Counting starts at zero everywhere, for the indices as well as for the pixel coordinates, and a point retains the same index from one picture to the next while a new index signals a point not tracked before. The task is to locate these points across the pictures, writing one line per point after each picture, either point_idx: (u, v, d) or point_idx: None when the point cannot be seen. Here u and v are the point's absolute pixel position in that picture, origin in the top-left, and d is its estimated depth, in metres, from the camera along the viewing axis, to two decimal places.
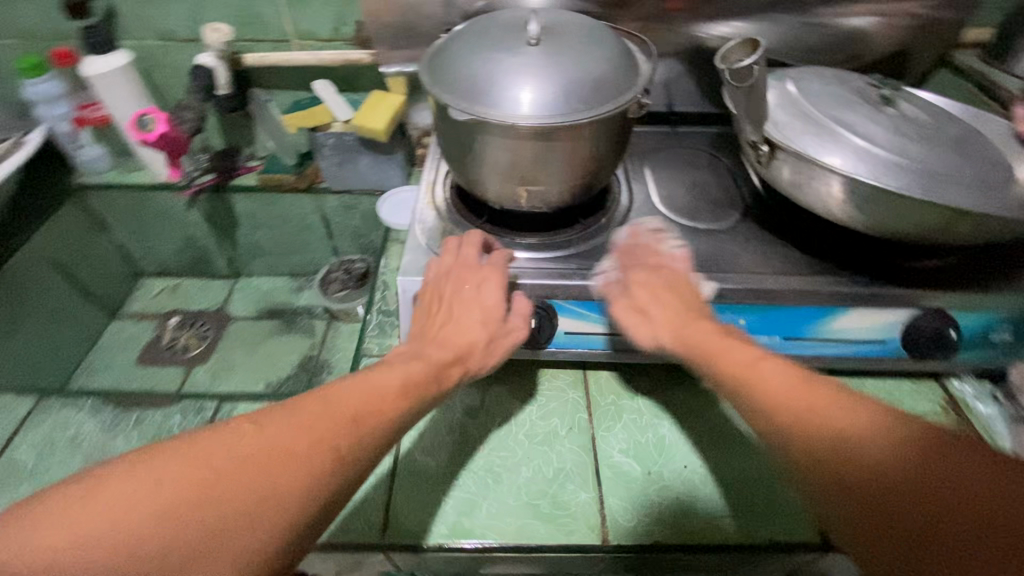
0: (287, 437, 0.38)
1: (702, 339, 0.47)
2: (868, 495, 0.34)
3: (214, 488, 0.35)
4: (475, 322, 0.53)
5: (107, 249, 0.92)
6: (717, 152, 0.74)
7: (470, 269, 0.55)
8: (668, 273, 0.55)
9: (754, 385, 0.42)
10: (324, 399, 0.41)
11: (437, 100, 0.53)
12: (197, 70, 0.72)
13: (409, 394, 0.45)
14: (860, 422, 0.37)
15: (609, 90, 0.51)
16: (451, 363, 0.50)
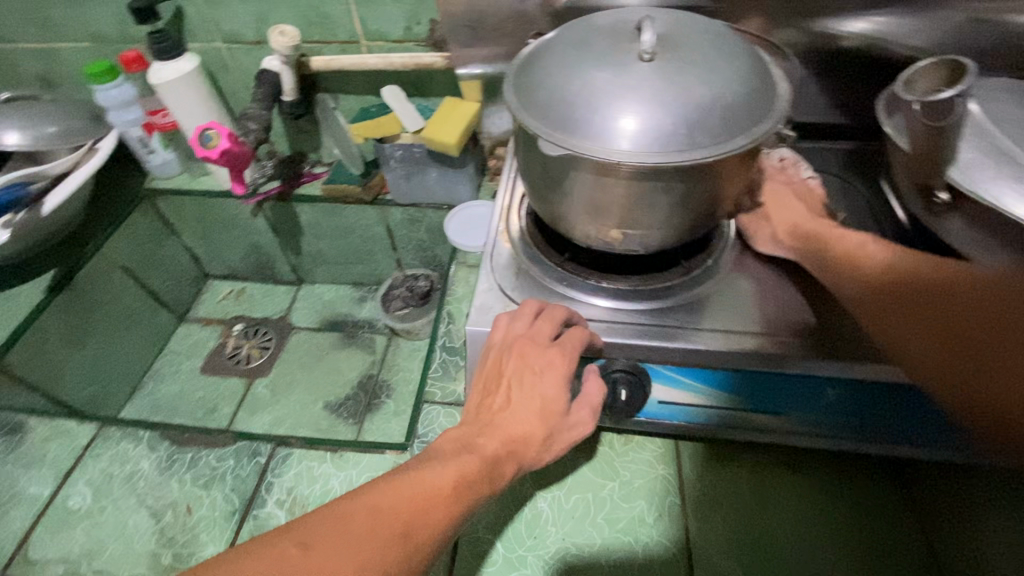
0: (334, 564, 0.30)
1: (823, 230, 0.49)
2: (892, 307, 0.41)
3: None
4: (532, 413, 0.43)
5: (177, 252, 0.91)
6: (849, 176, 0.62)
7: (538, 348, 0.45)
8: (802, 190, 0.56)
9: (832, 246, 0.48)
10: (369, 506, 0.34)
11: (525, 128, 0.45)
12: (263, 75, 0.68)
13: (462, 496, 0.37)
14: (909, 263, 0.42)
15: (741, 120, 0.41)
16: (504, 458, 0.41)
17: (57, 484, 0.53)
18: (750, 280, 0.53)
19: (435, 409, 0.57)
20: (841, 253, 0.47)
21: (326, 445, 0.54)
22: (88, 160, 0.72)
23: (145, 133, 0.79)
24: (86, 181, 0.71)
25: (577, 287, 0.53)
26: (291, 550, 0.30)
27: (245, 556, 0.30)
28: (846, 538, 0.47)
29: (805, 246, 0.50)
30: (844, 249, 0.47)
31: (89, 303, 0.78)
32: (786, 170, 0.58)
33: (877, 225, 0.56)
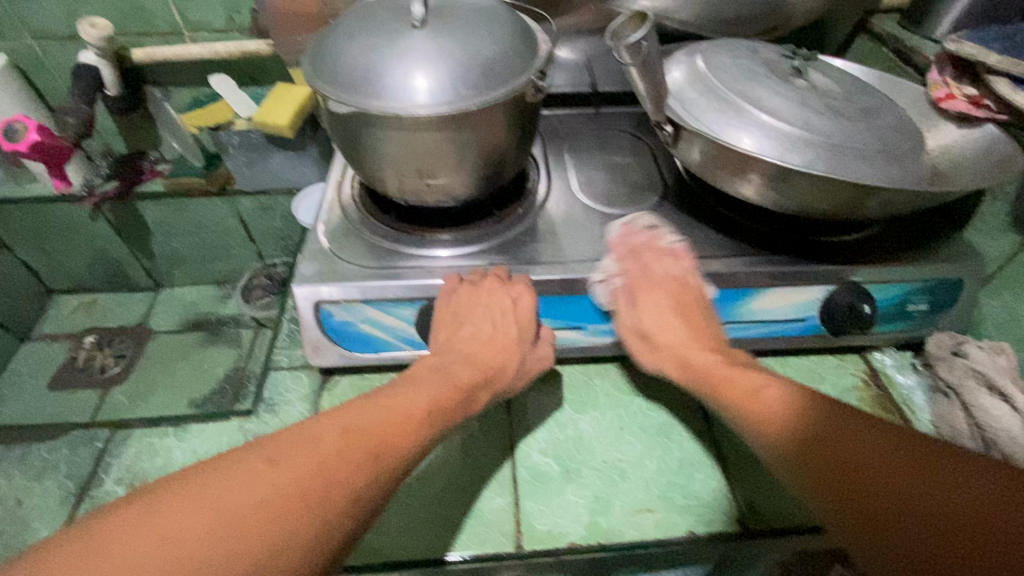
0: (307, 480, 0.37)
1: (710, 368, 0.51)
2: (893, 503, 0.35)
3: (229, 519, 0.34)
4: (501, 343, 0.54)
5: (10, 266, 0.86)
6: (639, 132, 0.72)
7: (499, 284, 0.53)
8: (669, 286, 0.56)
9: (760, 412, 0.44)
10: (343, 430, 0.40)
11: (319, 93, 0.50)
12: (80, 70, 0.66)
13: (432, 420, 0.45)
14: (881, 447, 0.37)
15: (500, 74, 0.48)
16: (477, 384, 0.51)
17: None
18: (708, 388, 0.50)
19: (282, 374, 0.59)
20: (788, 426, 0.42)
21: (169, 421, 0.55)
22: None
23: None
24: None
25: (402, 241, 0.58)
26: (263, 465, 0.37)
27: (226, 465, 0.37)
28: (642, 421, 0.55)
29: (694, 381, 0.52)
30: (788, 417, 0.43)
31: None
32: (648, 249, 0.58)
33: (659, 169, 0.66)
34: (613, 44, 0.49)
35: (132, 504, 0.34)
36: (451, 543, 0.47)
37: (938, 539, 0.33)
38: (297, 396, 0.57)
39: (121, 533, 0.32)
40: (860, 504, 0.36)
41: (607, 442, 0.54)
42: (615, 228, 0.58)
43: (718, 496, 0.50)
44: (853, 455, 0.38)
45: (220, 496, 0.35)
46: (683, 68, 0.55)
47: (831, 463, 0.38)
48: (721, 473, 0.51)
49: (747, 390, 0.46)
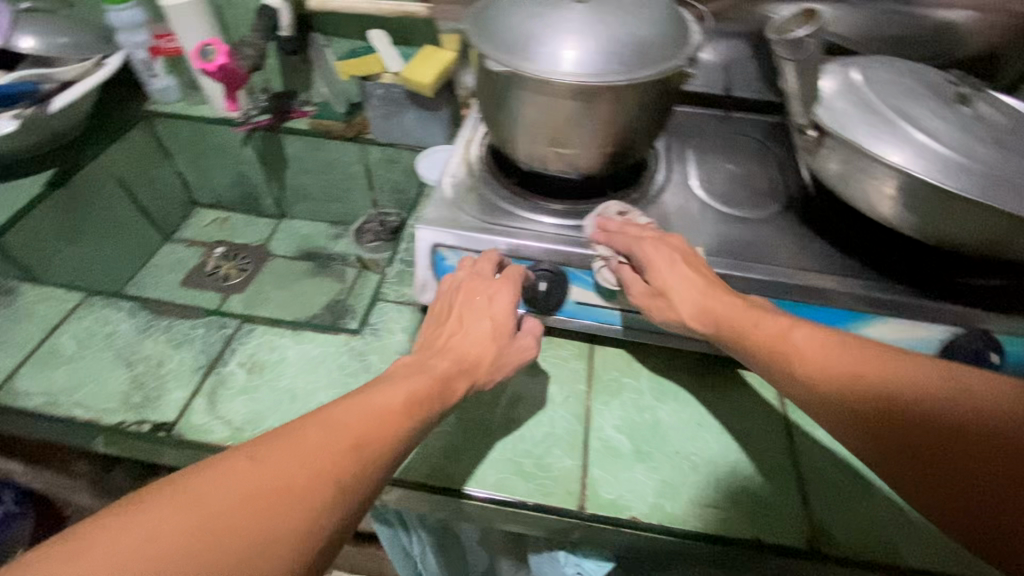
0: (286, 476, 0.38)
1: (733, 314, 0.49)
2: (906, 454, 0.39)
3: (218, 522, 0.35)
4: (486, 337, 0.53)
5: (167, 175, 0.96)
6: (769, 140, 0.70)
7: (482, 283, 0.54)
8: (678, 249, 0.53)
9: (792, 355, 0.45)
10: (319, 424, 0.41)
11: (477, 51, 0.53)
12: (263, 10, 0.77)
13: (413, 411, 0.45)
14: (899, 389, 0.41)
15: (653, 55, 0.50)
16: (456, 375, 0.50)
17: (41, 338, 0.59)
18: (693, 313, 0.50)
19: (387, 306, 0.64)
20: (821, 372, 0.44)
21: (287, 324, 0.62)
22: (93, 73, 0.79)
23: (150, 56, 0.86)
24: (88, 93, 0.78)
25: (517, 204, 0.61)
26: (243, 461, 0.38)
27: (207, 468, 0.38)
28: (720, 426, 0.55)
29: (713, 328, 0.50)
30: (822, 374, 0.44)
31: (82, 206, 0.85)
32: (623, 224, 0.55)
33: (784, 179, 0.65)
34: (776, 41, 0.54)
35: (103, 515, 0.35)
36: (518, 491, 0.49)
37: (944, 478, 0.38)
38: (398, 327, 0.62)
39: (93, 545, 0.33)
40: (905, 452, 0.39)
41: (681, 432, 0.54)
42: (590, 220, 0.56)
43: (791, 509, 0.49)
44: (876, 396, 0.41)
45: (201, 495, 0.36)
46: (835, 78, 0.54)
47: (863, 414, 0.41)
48: (797, 492, 0.50)
49: (772, 330, 0.47)
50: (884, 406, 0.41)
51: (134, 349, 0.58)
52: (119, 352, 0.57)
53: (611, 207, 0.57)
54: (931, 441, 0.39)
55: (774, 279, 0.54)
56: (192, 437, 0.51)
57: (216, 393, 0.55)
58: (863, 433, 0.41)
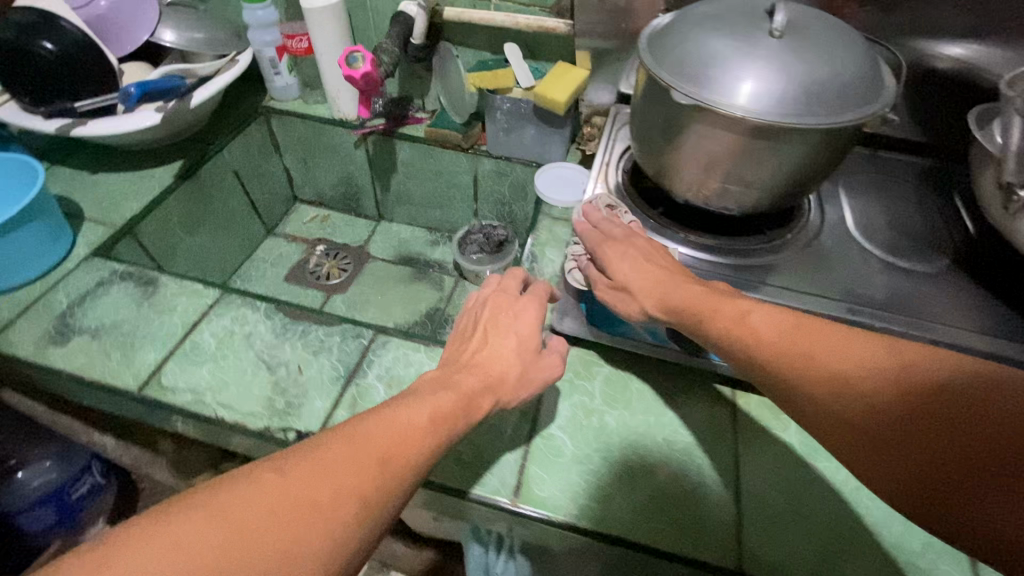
0: (313, 490, 0.36)
1: (693, 300, 0.47)
2: (895, 444, 0.35)
3: (245, 540, 0.33)
4: (511, 353, 0.53)
5: (276, 170, 0.99)
6: (924, 185, 0.67)
7: (510, 299, 0.57)
8: (641, 245, 0.54)
9: (747, 337, 0.43)
10: (345, 437, 0.39)
11: (657, 81, 0.51)
12: (399, 16, 0.77)
13: (439, 427, 0.43)
14: (874, 375, 0.37)
15: (854, 100, 0.47)
16: (481, 392, 0.49)
17: (183, 333, 0.60)
18: (647, 299, 0.50)
19: None
20: (789, 356, 0.40)
21: (419, 339, 0.61)
22: (227, 70, 0.79)
23: (277, 55, 0.86)
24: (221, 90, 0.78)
25: (665, 236, 0.59)
26: (270, 475, 0.36)
27: (230, 483, 0.36)
28: None
29: (672, 318, 0.48)
30: (781, 354, 0.41)
31: (204, 196, 0.84)
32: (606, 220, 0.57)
33: (948, 230, 0.61)
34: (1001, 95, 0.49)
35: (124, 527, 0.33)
36: (665, 542, 0.48)
37: (933, 468, 0.34)
38: None
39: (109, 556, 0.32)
40: (886, 442, 0.36)
41: (837, 494, 0.51)
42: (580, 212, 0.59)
43: None
44: (847, 382, 0.38)
45: (226, 510, 0.34)
46: None
47: (837, 403, 0.38)
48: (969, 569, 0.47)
49: (731, 316, 0.44)
50: (836, 388, 0.38)
51: (275, 353, 0.58)
52: (261, 355, 0.58)
53: (602, 197, 0.61)
54: (923, 429, 0.35)
55: (953, 342, 0.50)
56: None
57: (356, 406, 0.55)
58: (814, 416, 0.39)
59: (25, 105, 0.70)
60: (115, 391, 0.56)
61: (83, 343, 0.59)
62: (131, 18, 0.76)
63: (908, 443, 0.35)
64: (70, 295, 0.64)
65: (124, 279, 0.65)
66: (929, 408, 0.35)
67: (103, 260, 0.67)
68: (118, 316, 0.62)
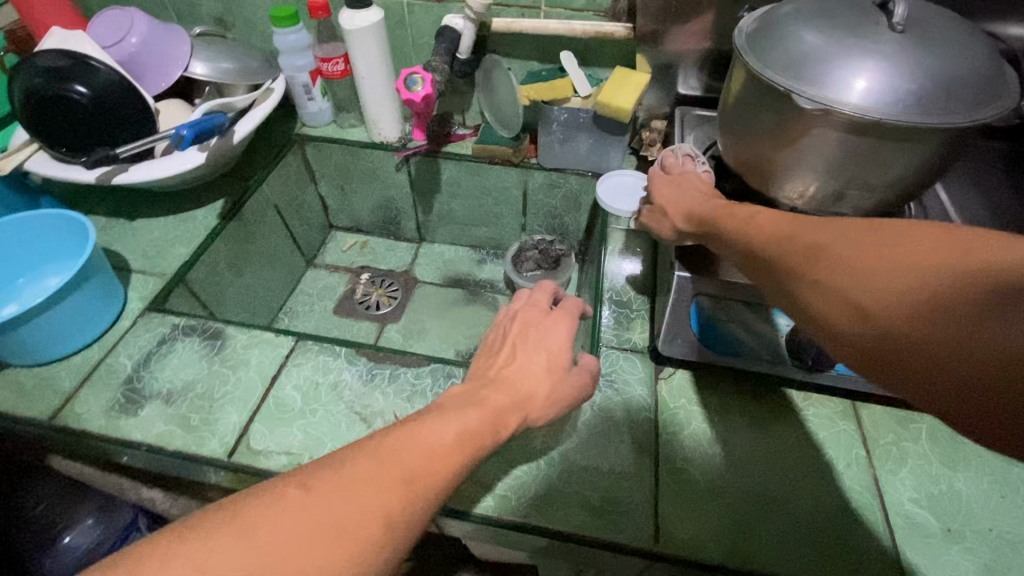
0: (342, 516, 0.32)
1: (711, 213, 0.49)
2: (875, 292, 0.33)
3: (266, 563, 0.30)
4: (539, 368, 0.45)
5: (312, 199, 0.94)
6: (1018, 170, 0.64)
7: (540, 313, 0.50)
8: (693, 178, 0.56)
9: (751, 233, 0.43)
10: (371, 456, 0.35)
11: (770, 86, 0.48)
12: (446, 31, 0.72)
13: (471, 445, 0.38)
14: (867, 235, 0.36)
15: (989, 93, 0.45)
16: (509, 409, 0.42)
17: (264, 389, 0.56)
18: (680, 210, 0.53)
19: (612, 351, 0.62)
20: (785, 241, 0.40)
21: None
22: (265, 100, 0.76)
23: (310, 80, 0.83)
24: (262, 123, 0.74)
25: None
26: (293, 493, 0.33)
27: (252, 501, 0.32)
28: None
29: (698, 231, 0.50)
30: (781, 243, 0.40)
31: (248, 235, 0.80)
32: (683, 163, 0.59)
33: None
34: None
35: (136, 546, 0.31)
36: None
37: (918, 309, 0.31)
38: (634, 378, 0.59)
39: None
40: (873, 298, 0.33)
41: (985, 505, 0.49)
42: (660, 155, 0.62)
43: None
44: (836, 248, 0.36)
45: (244, 532, 0.31)
46: None
47: (826, 264, 0.36)
48: None
49: (739, 217, 0.45)
50: (813, 256, 0.37)
51: (368, 402, 0.54)
52: (354, 405, 0.54)
53: (686, 146, 0.62)
54: (908, 273, 0.32)
55: None
56: (457, 503, 0.50)
57: None
58: (794, 291, 0.38)
59: (59, 154, 0.66)
60: (202, 460, 0.52)
61: (157, 409, 0.55)
62: (165, 61, 0.73)
63: (874, 300, 0.33)
64: (133, 358, 0.59)
65: (188, 333, 0.61)
66: (899, 263, 0.33)
67: (160, 314, 0.63)
68: (190, 376, 0.57)
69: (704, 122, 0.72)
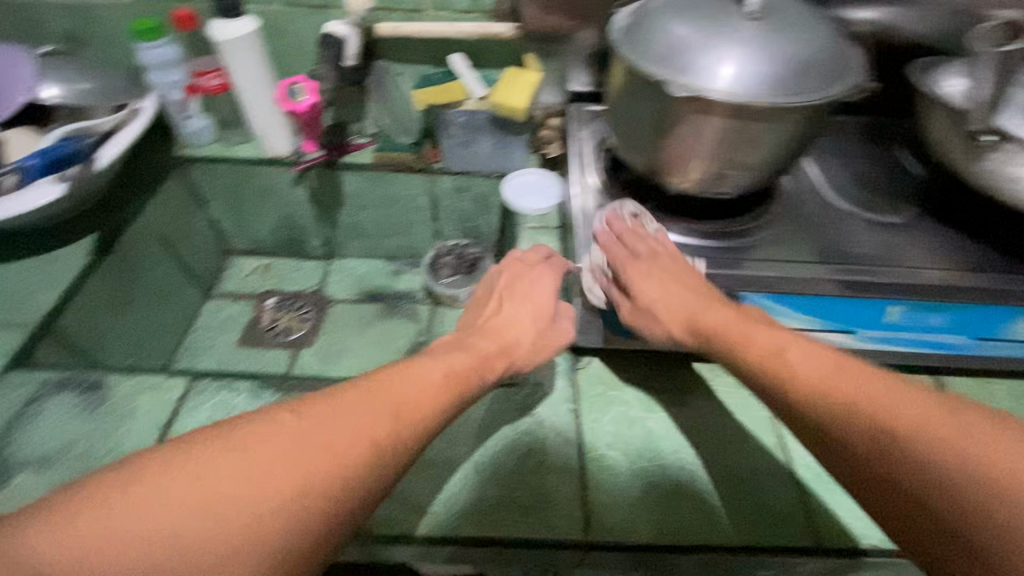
0: (329, 433, 0.37)
1: (720, 326, 0.47)
2: (918, 496, 0.33)
3: (265, 472, 0.34)
4: (526, 316, 0.54)
5: (201, 225, 0.86)
6: (872, 143, 0.72)
7: (527, 267, 0.59)
8: (666, 260, 0.54)
9: (781, 370, 0.42)
10: (368, 387, 0.40)
11: (644, 77, 0.50)
12: (328, 38, 0.70)
13: (452, 385, 0.44)
14: (910, 410, 0.35)
15: (834, 72, 0.49)
16: (496, 354, 0.50)
17: (157, 438, 0.51)
18: (662, 304, 0.51)
19: None
20: (820, 394, 0.39)
21: None
22: (130, 124, 0.70)
23: (185, 96, 0.77)
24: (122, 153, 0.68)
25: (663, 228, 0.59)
26: (288, 417, 0.37)
27: (256, 422, 0.37)
28: None
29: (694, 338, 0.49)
30: (814, 397, 0.39)
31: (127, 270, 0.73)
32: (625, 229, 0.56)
33: (898, 176, 0.67)
34: (926, 82, 0.59)
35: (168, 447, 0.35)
36: (746, 535, 0.48)
37: (954, 529, 0.31)
38: (554, 372, 0.60)
39: (141, 472, 0.33)
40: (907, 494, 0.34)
41: None
42: (602, 215, 0.59)
43: None
44: (888, 424, 0.35)
45: (247, 445, 0.35)
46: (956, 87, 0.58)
47: (861, 443, 0.36)
48: None
49: (766, 348, 0.44)
50: (886, 436, 0.35)
51: None
52: None
53: (629, 205, 0.59)
54: (948, 481, 0.32)
55: (944, 281, 0.53)
56: (383, 529, 0.47)
57: None
58: (828, 451, 0.38)
59: None
60: None
61: (26, 481, 0.48)
62: (12, 90, 0.66)
63: (949, 494, 0.32)
64: None
65: (62, 389, 0.55)
66: (942, 445, 0.33)
67: (26, 372, 0.57)
68: (67, 435, 0.51)
69: (597, 118, 0.74)
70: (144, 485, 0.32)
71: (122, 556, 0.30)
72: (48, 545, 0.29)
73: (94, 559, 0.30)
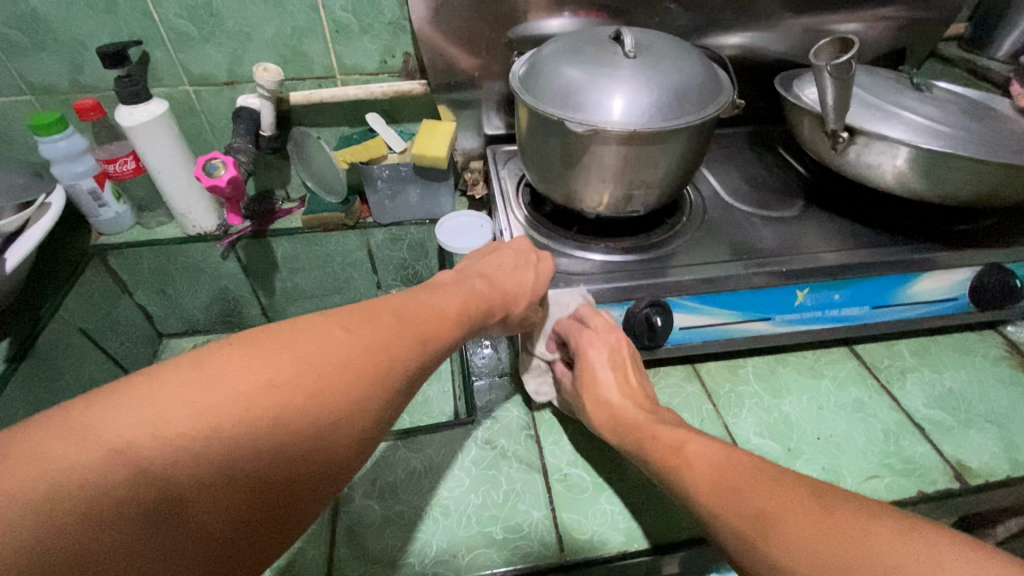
0: (375, 345, 0.34)
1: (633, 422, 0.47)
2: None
3: (320, 383, 0.30)
4: (526, 282, 0.52)
5: (129, 312, 0.84)
6: (758, 149, 0.80)
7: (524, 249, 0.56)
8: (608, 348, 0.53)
9: (681, 466, 0.40)
10: (395, 310, 0.37)
11: (545, 117, 0.54)
12: (243, 112, 0.70)
13: (462, 318, 0.43)
14: (791, 499, 0.33)
15: (709, 95, 0.56)
16: (497, 302, 0.48)
17: None
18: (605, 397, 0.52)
19: (482, 382, 0.65)
20: (709, 482, 0.37)
21: (399, 433, 0.60)
22: (39, 219, 0.66)
23: (97, 185, 0.75)
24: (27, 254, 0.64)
25: (588, 249, 0.63)
26: (336, 331, 0.33)
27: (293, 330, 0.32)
28: (835, 399, 0.61)
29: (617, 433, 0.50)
30: (708, 480, 0.37)
31: (52, 372, 0.69)
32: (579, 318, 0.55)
33: (787, 176, 0.75)
34: (790, 92, 0.67)
35: (199, 353, 0.29)
36: None
37: None
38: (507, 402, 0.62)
39: (178, 378, 0.27)
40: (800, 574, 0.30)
41: (805, 417, 0.59)
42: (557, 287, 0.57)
43: (937, 462, 0.54)
44: (773, 505, 0.33)
45: (294, 351, 0.31)
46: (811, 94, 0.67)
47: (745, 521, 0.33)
48: (929, 446, 0.56)
49: (665, 448, 0.43)
50: (761, 528, 0.33)
51: None
52: None
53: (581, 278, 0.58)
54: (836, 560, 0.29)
55: (841, 260, 0.59)
56: None
57: (358, 534, 0.51)
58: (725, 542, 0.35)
59: None
60: None
61: None
62: None
63: None
64: None
65: None
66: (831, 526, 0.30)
67: None
68: None
69: (512, 156, 0.80)
70: (175, 397, 0.26)
71: (178, 473, 0.25)
72: (83, 465, 0.23)
73: (144, 476, 0.24)
